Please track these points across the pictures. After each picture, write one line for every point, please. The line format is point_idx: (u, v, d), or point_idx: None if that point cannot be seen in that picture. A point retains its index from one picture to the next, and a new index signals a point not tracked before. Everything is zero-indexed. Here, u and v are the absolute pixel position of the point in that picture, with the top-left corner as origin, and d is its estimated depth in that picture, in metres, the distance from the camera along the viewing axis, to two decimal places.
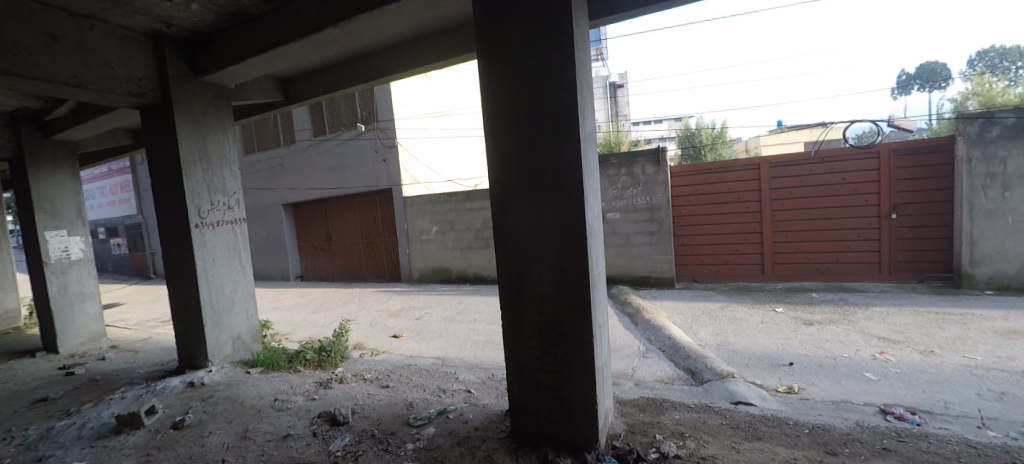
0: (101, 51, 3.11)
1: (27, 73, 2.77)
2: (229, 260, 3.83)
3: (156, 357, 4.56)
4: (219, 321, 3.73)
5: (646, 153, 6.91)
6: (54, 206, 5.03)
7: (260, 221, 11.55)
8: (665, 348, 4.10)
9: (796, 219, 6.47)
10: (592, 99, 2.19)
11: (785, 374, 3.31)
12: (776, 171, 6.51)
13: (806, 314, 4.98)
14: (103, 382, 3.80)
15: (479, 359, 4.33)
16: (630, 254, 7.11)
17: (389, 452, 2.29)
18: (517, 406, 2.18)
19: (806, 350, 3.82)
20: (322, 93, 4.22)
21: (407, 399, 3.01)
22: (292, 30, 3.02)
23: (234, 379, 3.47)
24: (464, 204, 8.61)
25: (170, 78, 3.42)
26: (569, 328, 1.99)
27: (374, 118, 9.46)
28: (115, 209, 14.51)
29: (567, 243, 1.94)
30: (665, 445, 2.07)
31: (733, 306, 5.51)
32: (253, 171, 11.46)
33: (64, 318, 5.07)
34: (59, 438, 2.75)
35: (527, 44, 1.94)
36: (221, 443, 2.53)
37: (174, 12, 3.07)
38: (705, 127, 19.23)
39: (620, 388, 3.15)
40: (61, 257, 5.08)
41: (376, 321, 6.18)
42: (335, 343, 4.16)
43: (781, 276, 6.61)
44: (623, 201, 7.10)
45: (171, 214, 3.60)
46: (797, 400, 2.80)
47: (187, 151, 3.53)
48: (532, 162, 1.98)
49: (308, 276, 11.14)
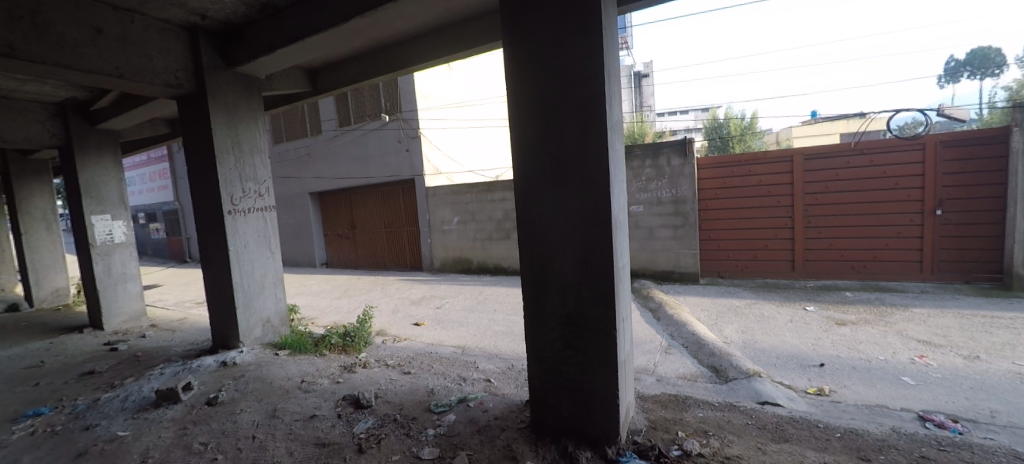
0: (141, 43, 3.21)
1: (75, 64, 2.90)
2: (260, 246, 3.96)
3: (191, 337, 4.77)
4: (250, 304, 3.87)
5: (672, 144, 6.74)
6: (99, 192, 5.29)
7: (288, 209, 11.87)
8: (688, 345, 4.02)
9: (831, 214, 6.19)
10: (619, 87, 2.13)
11: (816, 375, 3.20)
12: (811, 163, 6.24)
13: (839, 313, 4.80)
14: (143, 359, 4.02)
15: (499, 349, 4.36)
16: (654, 248, 6.99)
17: (410, 436, 2.34)
18: (538, 398, 2.17)
19: (839, 351, 3.67)
20: (348, 83, 4.26)
21: (429, 386, 3.05)
22: (320, 21, 3.05)
23: (263, 360, 3.59)
24: (486, 195, 8.64)
25: (205, 69, 3.53)
26: (592, 321, 1.97)
27: (397, 109, 9.56)
28: (155, 196, 15.20)
29: (592, 234, 1.91)
30: (688, 443, 2.03)
31: (760, 303, 5.35)
32: (282, 160, 11.79)
33: (109, 297, 5.37)
34: (104, 409, 2.92)
35: (553, 32, 1.89)
36: (252, 420, 2.63)
37: (208, 4, 3.15)
38: (734, 117, 18.64)
39: (640, 383, 3.11)
40: (106, 240, 5.35)
41: (398, 309, 6.29)
42: (359, 328, 4.26)
43: (812, 274, 6.37)
44: (647, 193, 6.97)
45: (206, 200, 3.73)
46: (828, 403, 2.71)
47: (220, 140, 3.64)
48: (557, 153, 1.96)
49: (333, 263, 11.43)
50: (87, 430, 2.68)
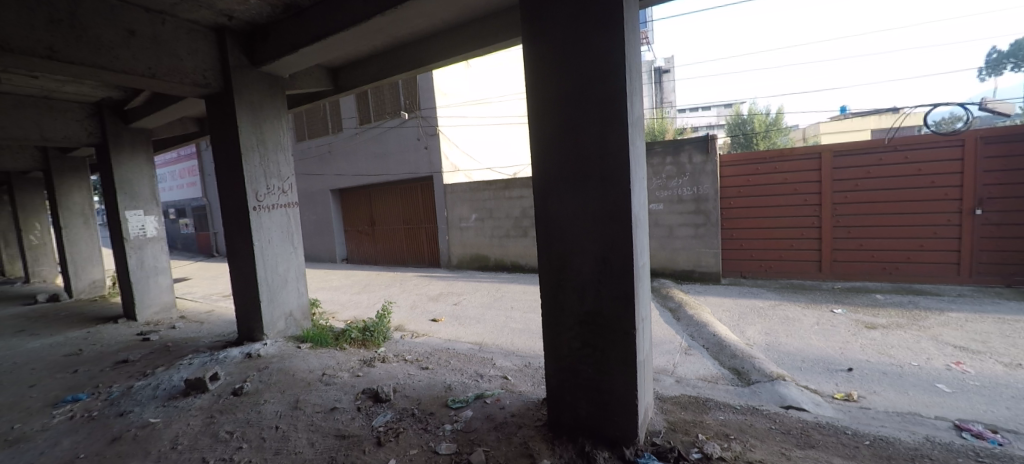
0: (171, 44, 3.32)
1: (110, 66, 3.01)
2: (283, 241, 4.05)
3: (218, 329, 4.93)
4: (274, 297, 3.97)
5: (694, 141, 6.60)
6: (132, 188, 5.49)
7: (310, 205, 12.14)
8: (709, 346, 3.94)
9: (862, 213, 5.96)
10: (641, 83, 2.09)
11: (843, 380, 3.10)
12: (841, 160, 6.00)
13: (868, 316, 4.62)
14: (173, 349, 4.17)
15: (516, 346, 4.36)
16: (674, 247, 6.89)
17: (427, 431, 2.36)
18: (555, 396, 2.16)
19: (868, 355, 3.54)
20: (369, 81, 4.31)
21: (446, 381, 3.08)
22: (342, 20, 3.09)
23: (286, 353, 3.68)
24: (503, 192, 8.64)
25: (232, 68, 3.63)
26: (611, 320, 1.94)
27: (416, 107, 9.64)
28: (184, 192, 15.73)
29: (611, 232, 1.89)
30: (709, 446, 1.99)
31: (785, 305, 5.20)
32: (305, 158, 12.06)
33: (141, 289, 5.60)
34: (137, 396, 3.05)
35: (573, 28, 1.87)
36: (276, 411, 2.70)
37: (235, 5, 3.22)
38: (758, 113, 18.17)
39: (659, 384, 3.06)
40: (138, 234, 5.57)
41: (416, 304, 6.37)
42: (378, 323, 4.33)
43: (840, 275, 6.15)
44: (667, 191, 6.86)
45: (232, 197, 3.84)
46: (856, 409, 2.62)
47: (245, 138, 3.74)
48: (577, 151, 1.93)
49: (353, 259, 11.63)
50: (122, 416, 2.80)
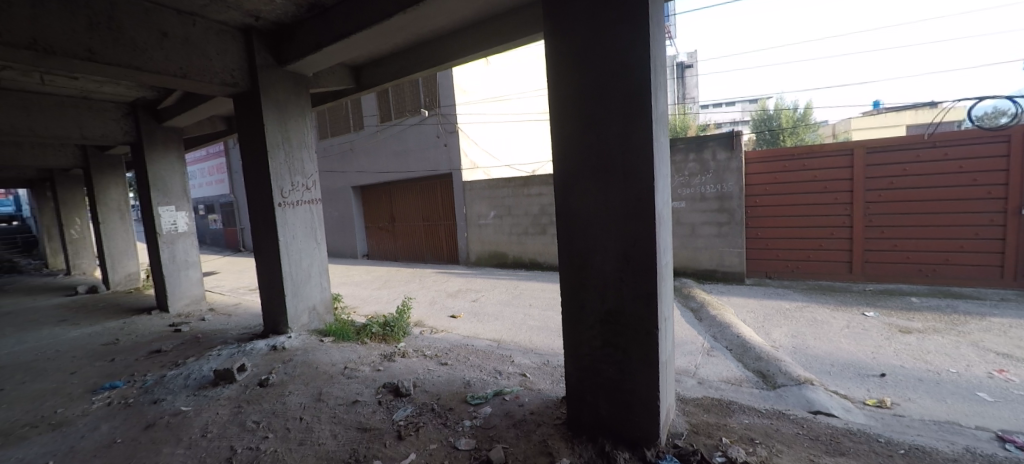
0: (201, 45, 3.42)
1: (145, 66, 3.13)
2: (307, 237, 4.14)
3: (245, 321, 5.08)
4: (298, 291, 4.06)
5: (718, 137, 6.44)
6: (165, 185, 5.70)
7: (332, 202, 12.37)
8: (733, 347, 3.85)
9: (896, 212, 5.72)
10: (665, 76, 2.04)
11: (875, 386, 2.98)
12: (875, 157, 5.76)
13: (902, 320, 4.44)
14: (203, 340, 4.32)
15: (534, 344, 4.36)
16: (696, 246, 6.76)
17: (447, 426, 2.38)
18: (575, 396, 2.14)
19: (902, 360, 3.40)
20: (391, 79, 4.35)
21: (465, 377, 3.09)
22: (364, 18, 3.12)
23: (310, 346, 3.77)
24: (522, 189, 8.62)
25: (259, 68, 3.72)
26: (632, 320, 1.92)
27: (436, 104, 9.70)
28: (212, 189, 16.26)
29: (633, 230, 1.86)
30: (733, 450, 1.94)
31: (813, 307, 5.03)
32: (327, 156, 12.31)
33: (173, 282, 5.82)
34: (169, 384, 3.17)
35: (596, 22, 1.84)
36: (300, 403, 2.77)
37: (262, 5, 3.29)
38: (785, 108, 17.66)
39: (681, 385, 3.01)
40: (170, 229, 5.80)
41: (435, 300, 6.43)
42: (398, 318, 4.39)
43: (872, 277, 5.92)
44: (690, 189, 6.73)
45: (259, 193, 3.94)
46: (889, 416, 2.51)
47: (271, 136, 3.84)
48: (599, 147, 1.91)
49: (373, 255, 11.82)
50: (155, 404, 2.92)
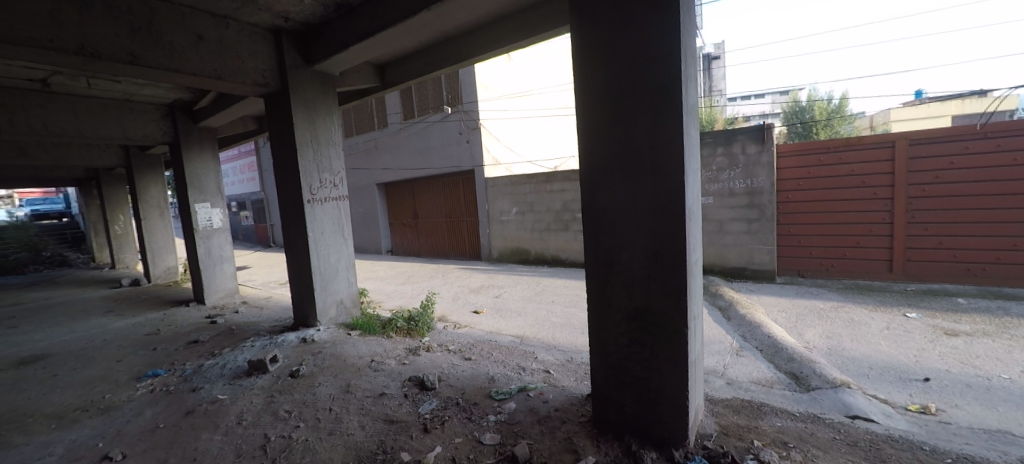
0: (234, 46, 3.53)
1: (182, 68, 3.25)
2: (334, 233, 4.24)
3: (276, 314, 5.26)
4: (326, 286, 4.17)
5: (748, 130, 6.24)
6: (200, 183, 5.94)
7: (357, 199, 12.62)
8: (763, 348, 3.73)
9: (942, 208, 5.40)
10: (695, 68, 1.98)
11: (919, 391, 2.83)
12: (918, 150, 5.46)
13: (948, 322, 4.21)
14: (237, 331, 4.50)
15: (557, 340, 4.35)
16: (724, 243, 6.59)
17: (471, 420, 2.40)
18: (600, 394, 2.12)
19: (948, 365, 3.22)
20: (414, 76, 4.38)
21: (489, 372, 3.11)
22: (389, 16, 3.16)
23: (338, 339, 3.87)
24: (544, 185, 8.59)
25: (288, 68, 3.81)
26: (660, 318, 1.88)
27: (458, 101, 9.75)
28: (244, 186, 16.85)
29: (662, 226, 1.82)
30: (765, 453, 1.88)
31: (849, 307, 4.83)
32: (353, 153, 12.56)
33: (209, 276, 6.07)
34: (207, 374, 3.32)
35: (625, 13, 1.81)
36: (329, 394, 2.85)
37: (291, 7, 3.37)
38: (819, 99, 16.98)
39: (709, 385, 2.94)
40: (206, 225, 6.05)
41: (458, 296, 6.49)
42: (422, 313, 4.45)
43: (913, 276, 5.63)
44: (718, 184, 6.57)
45: (289, 190, 4.06)
46: (934, 423, 2.39)
47: (300, 134, 3.94)
48: (627, 142, 1.88)
49: (397, 251, 12.01)
50: (194, 391, 3.05)
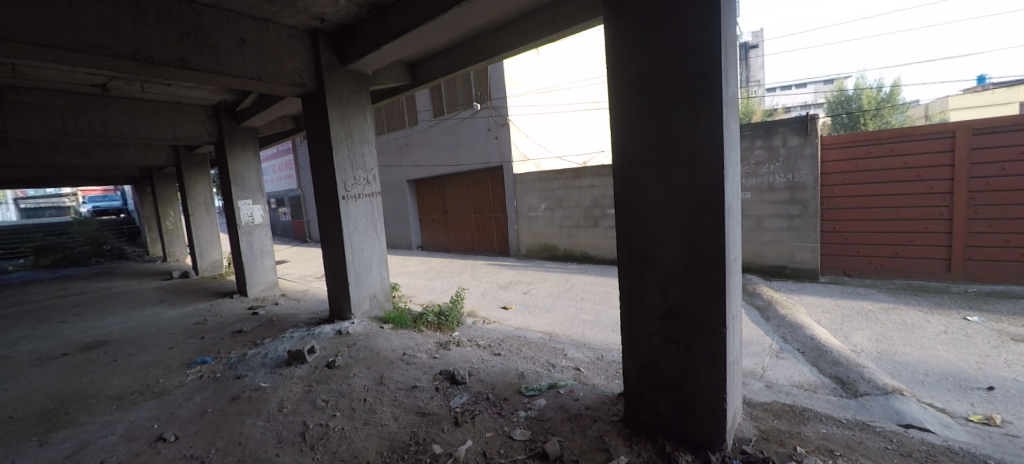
0: (274, 49, 3.67)
1: (227, 71, 3.41)
2: (368, 228, 4.34)
3: (313, 306, 5.46)
4: (360, 280, 4.28)
5: (789, 122, 5.95)
6: (243, 180, 6.22)
7: (389, 195, 12.90)
8: (805, 350, 3.56)
9: (1009, 203, 4.96)
10: (736, 57, 1.89)
11: (981, 401, 2.62)
12: (982, 140, 5.05)
13: (1013, 327, 3.88)
14: (277, 323, 4.69)
15: (587, 337, 4.31)
16: (762, 240, 6.34)
17: (502, 415, 2.41)
18: (633, 393, 2.08)
19: (1015, 373, 2.98)
20: (444, 73, 4.41)
21: (519, 368, 3.12)
22: (420, 14, 3.19)
23: (371, 332, 3.97)
24: (574, 181, 8.49)
25: (324, 68, 3.92)
26: (696, 316, 1.83)
27: (487, 97, 9.78)
28: (283, 183, 17.54)
29: (700, 222, 1.76)
30: (809, 460, 1.80)
31: (900, 308, 4.54)
32: (384, 150, 12.83)
33: (251, 269, 6.36)
34: (250, 362, 3.48)
35: (661, 3, 1.75)
36: (363, 385, 2.92)
37: (327, 8, 3.46)
38: (867, 87, 15.98)
39: (747, 387, 2.83)
40: (248, 221, 6.33)
41: (487, 292, 6.53)
42: (452, 308, 4.50)
43: (975, 277, 5.21)
44: (756, 179, 6.31)
45: (325, 186, 4.19)
46: (999, 435, 2.21)
47: (335, 132, 4.05)
48: (663, 135, 1.82)
49: (427, 246, 12.21)
50: (238, 379, 3.21)
